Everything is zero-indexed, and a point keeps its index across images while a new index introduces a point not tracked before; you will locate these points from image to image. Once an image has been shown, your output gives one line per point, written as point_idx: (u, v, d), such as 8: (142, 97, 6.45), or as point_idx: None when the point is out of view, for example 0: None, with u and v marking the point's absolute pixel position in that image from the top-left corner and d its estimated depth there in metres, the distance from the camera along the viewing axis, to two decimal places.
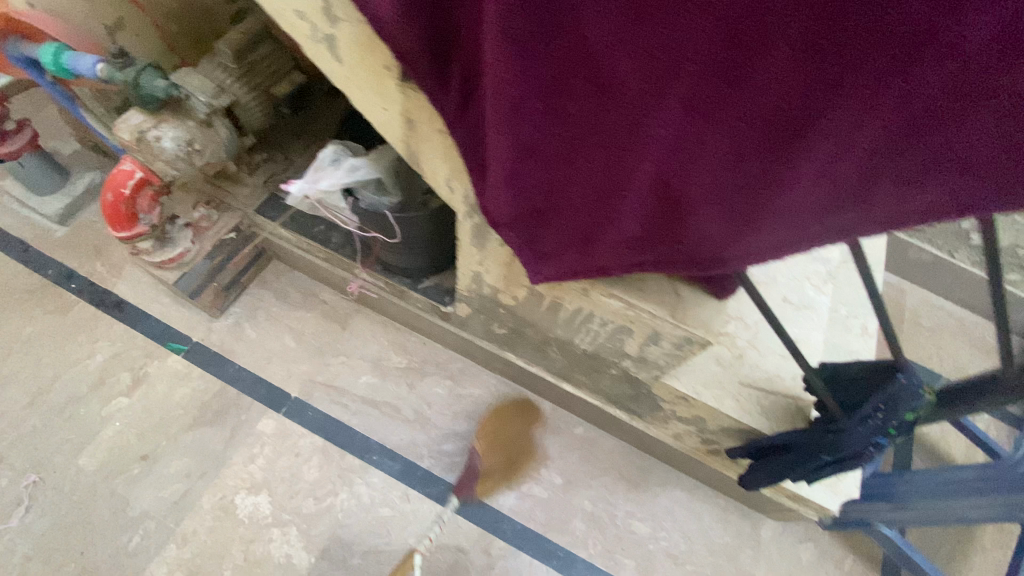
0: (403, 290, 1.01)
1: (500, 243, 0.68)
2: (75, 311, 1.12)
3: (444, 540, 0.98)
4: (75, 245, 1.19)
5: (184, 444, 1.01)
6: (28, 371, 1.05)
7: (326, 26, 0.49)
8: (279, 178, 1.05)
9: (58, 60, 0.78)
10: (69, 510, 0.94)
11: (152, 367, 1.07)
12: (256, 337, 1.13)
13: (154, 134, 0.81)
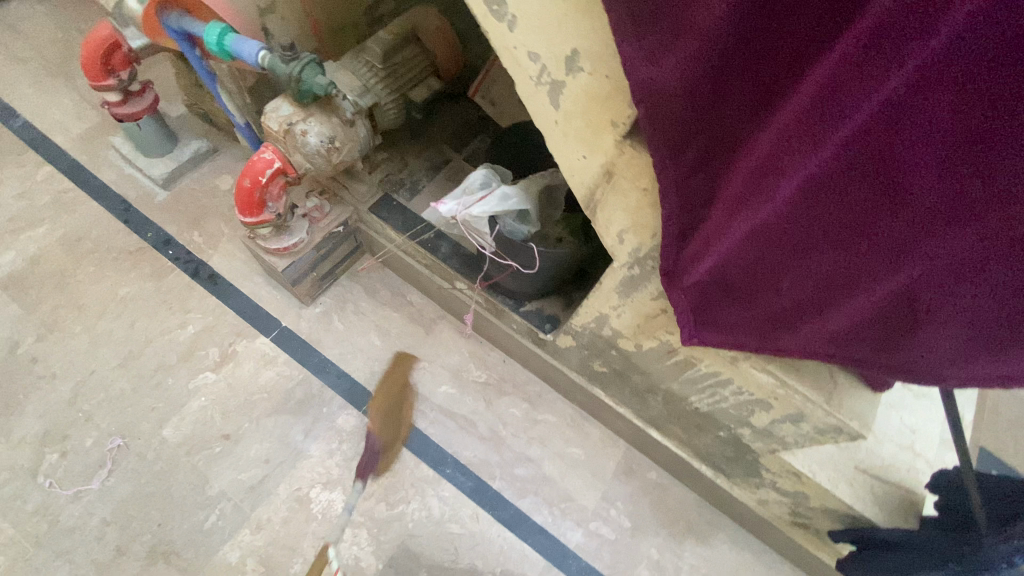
0: (504, 310, 1.00)
1: (653, 298, 0.66)
2: (170, 279, 1.14)
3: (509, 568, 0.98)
4: (176, 210, 1.22)
5: (265, 429, 1.02)
6: (123, 333, 1.08)
7: (560, 73, 0.48)
8: (393, 180, 1.06)
9: (221, 42, 0.79)
10: (153, 478, 0.97)
11: (240, 345, 1.09)
12: (343, 330, 1.14)
13: (301, 127, 0.81)
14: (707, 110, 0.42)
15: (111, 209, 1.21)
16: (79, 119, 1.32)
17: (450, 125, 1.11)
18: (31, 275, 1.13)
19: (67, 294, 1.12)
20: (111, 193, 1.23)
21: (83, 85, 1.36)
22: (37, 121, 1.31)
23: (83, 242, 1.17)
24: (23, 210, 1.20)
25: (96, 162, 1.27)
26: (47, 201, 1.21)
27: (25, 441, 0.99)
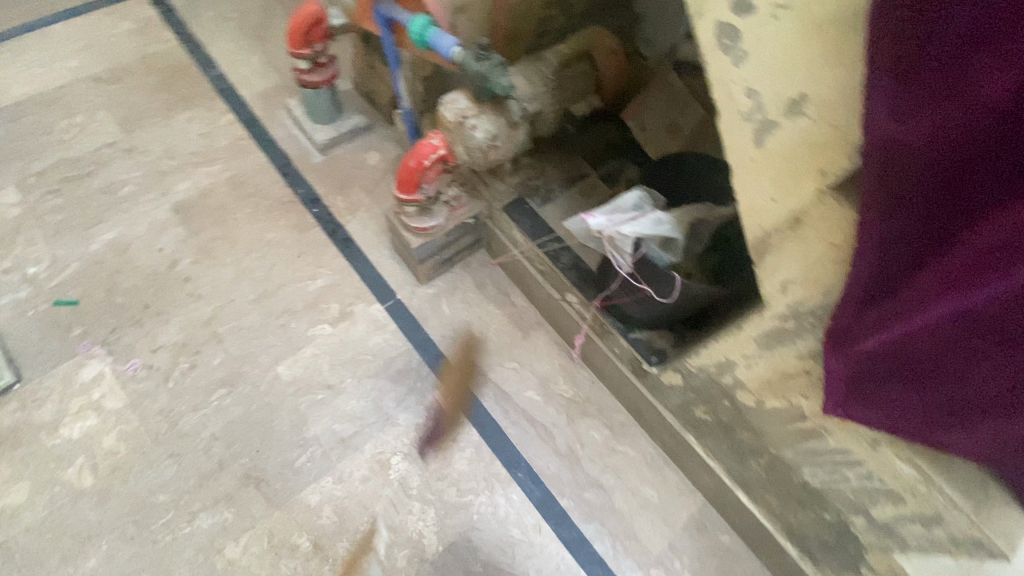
0: (612, 334, 0.99)
1: (798, 357, 0.65)
2: (309, 235, 1.26)
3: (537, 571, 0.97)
4: (327, 174, 1.34)
5: (364, 388, 1.10)
6: (262, 272, 1.20)
7: (776, 114, 0.49)
8: (530, 185, 1.10)
9: (424, 34, 0.87)
10: (260, 408, 1.06)
11: (358, 307, 1.18)
12: (448, 315, 1.19)
13: (472, 122, 0.87)
14: (936, 185, 0.40)
15: (273, 162, 1.35)
16: (262, 79, 1.48)
17: (592, 143, 1.14)
18: (199, 205, 1.28)
19: (223, 228, 1.25)
20: (276, 148, 1.37)
21: (271, 50, 1.53)
22: (228, 74, 1.49)
23: (246, 186, 1.31)
24: (203, 149, 1.36)
25: (269, 119, 1.42)
26: (222, 144, 1.37)
27: (164, 348, 1.11)
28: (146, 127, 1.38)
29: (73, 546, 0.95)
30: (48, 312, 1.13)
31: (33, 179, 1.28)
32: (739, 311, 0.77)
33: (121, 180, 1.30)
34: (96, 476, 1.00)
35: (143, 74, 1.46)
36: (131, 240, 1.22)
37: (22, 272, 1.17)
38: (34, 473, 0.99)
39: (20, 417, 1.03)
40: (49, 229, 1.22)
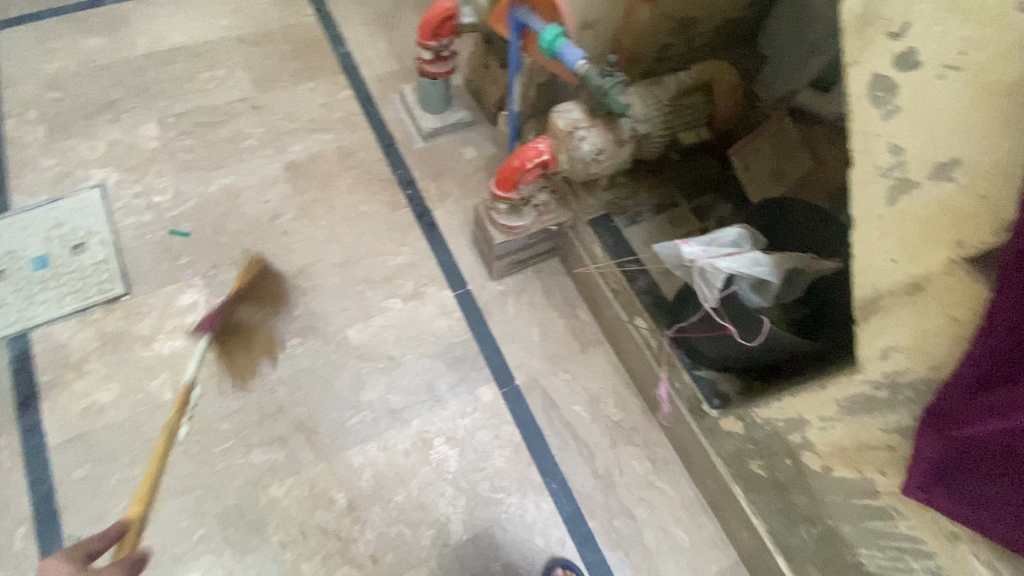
0: (676, 367, 0.98)
1: (881, 431, 0.63)
2: (398, 214, 1.32)
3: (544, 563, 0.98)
4: (425, 161, 1.41)
5: (421, 366, 1.15)
6: (350, 240, 1.28)
7: (919, 175, 0.50)
8: (620, 205, 1.11)
9: (554, 42, 0.90)
10: (326, 365, 1.13)
11: (430, 290, 1.23)
12: (512, 315, 1.22)
13: (581, 134, 0.91)
14: None
15: (379, 140, 1.44)
16: (383, 63, 1.58)
17: (688, 174, 1.15)
18: (307, 168, 1.38)
19: (324, 193, 1.34)
20: (384, 129, 1.46)
21: (396, 38, 1.63)
22: (354, 53, 1.59)
23: (351, 158, 1.40)
24: (320, 117, 1.46)
25: (383, 100, 1.51)
26: (337, 117, 1.47)
27: None
28: (275, 89, 1.50)
29: (143, 451, 1.04)
30: (163, 239, 1.25)
31: (172, 119, 1.42)
32: (823, 370, 0.74)
33: (244, 133, 1.42)
34: (174, 393, 1.09)
35: (280, 41, 1.59)
36: (243, 188, 1.33)
37: (149, 199, 1.30)
38: (124, 378, 1.10)
39: (122, 325, 1.15)
40: (177, 166, 1.35)
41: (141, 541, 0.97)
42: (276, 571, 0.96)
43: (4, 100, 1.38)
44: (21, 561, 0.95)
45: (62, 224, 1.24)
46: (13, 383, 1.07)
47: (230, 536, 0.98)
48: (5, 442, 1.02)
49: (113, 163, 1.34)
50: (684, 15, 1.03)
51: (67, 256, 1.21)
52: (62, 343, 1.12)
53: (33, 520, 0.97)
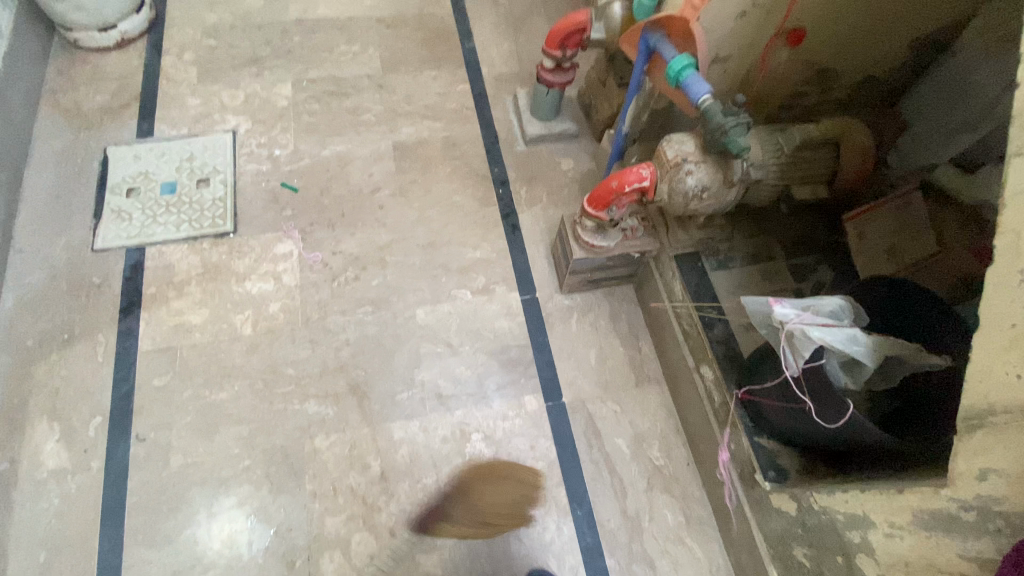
0: (736, 429, 0.93)
1: (959, 555, 0.58)
2: (486, 211, 1.36)
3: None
4: (523, 164, 1.44)
5: (476, 361, 1.18)
6: (436, 226, 1.33)
7: None
8: (712, 245, 1.10)
9: (682, 73, 0.90)
10: (389, 338, 1.19)
11: (500, 289, 1.26)
12: (574, 332, 1.22)
13: (689, 168, 0.92)
14: None
15: (483, 136, 1.48)
16: (504, 63, 1.62)
17: (790, 232, 1.12)
18: (412, 149, 1.45)
19: (423, 176, 1.41)
20: (491, 127, 1.50)
21: (521, 41, 1.67)
22: (479, 50, 1.65)
23: (454, 148, 1.46)
24: (434, 105, 1.53)
25: (496, 99, 1.55)
26: (450, 107, 1.53)
27: (340, 254, 1.28)
28: (400, 71, 1.59)
29: (215, 375, 1.13)
30: (274, 189, 1.36)
31: (305, 83, 1.54)
32: (911, 476, 0.69)
33: (364, 107, 1.51)
34: (252, 330, 1.18)
35: (414, 27, 1.67)
36: (352, 158, 1.42)
37: (270, 151, 1.42)
38: (215, 306, 1.21)
39: (224, 259, 1.26)
40: (300, 125, 1.46)
41: (195, 456, 1.06)
42: (302, 517, 1.02)
43: (172, 41, 1.56)
44: (93, 446, 1.06)
45: (194, 158, 1.39)
46: (125, 288, 1.21)
47: (271, 474, 1.05)
48: (107, 338, 1.16)
49: (248, 113, 1.47)
50: (822, 65, 1.05)
51: (192, 187, 1.34)
52: (171, 263, 1.25)
53: (114, 411, 1.09)
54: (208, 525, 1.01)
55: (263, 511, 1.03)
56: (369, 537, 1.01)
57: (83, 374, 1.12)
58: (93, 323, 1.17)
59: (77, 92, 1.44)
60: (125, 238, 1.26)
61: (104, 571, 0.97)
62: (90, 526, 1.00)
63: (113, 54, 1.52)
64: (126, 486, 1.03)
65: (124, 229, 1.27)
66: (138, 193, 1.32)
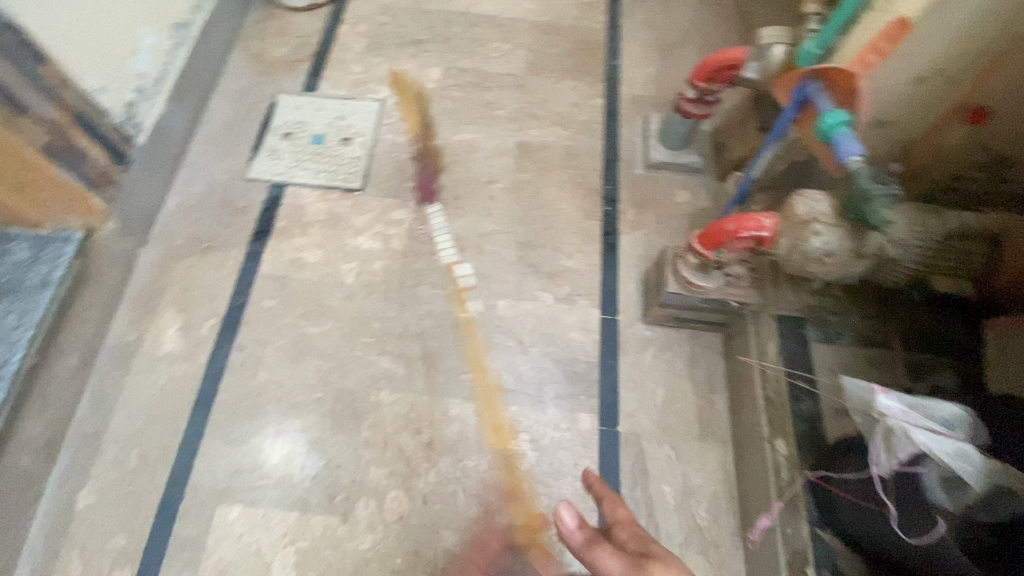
0: (798, 512, 0.91)
1: None
2: (589, 225, 1.38)
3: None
4: (637, 188, 1.44)
5: (542, 366, 1.21)
6: (538, 228, 1.37)
7: None
8: (820, 315, 1.04)
9: (834, 128, 0.85)
10: (467, 320, 1.26)
11: (582, 303, 1.27)
12: (647, 365, 1.20)
13: (817, 228, 0.88)
14: None
15: (605, 152, 1.50)
16: (644, 86, 1.63)
17: (915, 322, 1.01)
18: (533, 150, 1.50)
19: (538, 178, 1.45)
20: (615, 145, 1.52)
21: (666, 68, 1.66)
22: (623, 69, 1.67)
23: (574, 157, 1.49)
24: (565, 114, 1.57)
25: (627, 119, 1.56)
26: (580, 119, 1.56)
27: (444, 232, 1.37)
28: (541, 76, 1.64)
29: (312, 311, 1.26)
30: (404, 160, 1.47)
31: (454, 70, 1.65)
32: None
33: (500, 103, 1.59)
34: (353, 280, 1.30)
35: (566, 37, 1.72)
36: (478, 147, 1.50)
37: (408, 125, 1.54)
38: (328, 251, 1.33)
39: (345, 211, 1.39)
40: (439, 107, 1.57)
41: (278, 375, 1.18)
42: (352, 459, 1.11)
43: (352, 12, 1.74)
44: (202, 342, 1.21)
45: (343, 117, 1.54)
46: (261, 216, 1.37)
47: (336, 411, 1.15)
48: (236, 255, 1.32)
49: (398, 88, 1.61)
50: (1002, 153, 0.94)
51: (336, 143, 1.49)
52: (302, 205, 1.40)
53: (225, 319, 1.24)
54: (272, 440, 1.12)
55: (320, 443, 1.12)
56: (404, 497, 1.08)
57: (210, 279, 1.29)
58: (229, 239, 1.34)
59: (266, 43, 1.65)
60: (271, 173, 1.43)
61: (183, 451, 1.11)
62: (182, 409, 1.14)
63: (303, 15, 1.72)
64: (218, 385, 1.17)
65: (272, 165, 1.45)
66: (292, 138, 1.49)
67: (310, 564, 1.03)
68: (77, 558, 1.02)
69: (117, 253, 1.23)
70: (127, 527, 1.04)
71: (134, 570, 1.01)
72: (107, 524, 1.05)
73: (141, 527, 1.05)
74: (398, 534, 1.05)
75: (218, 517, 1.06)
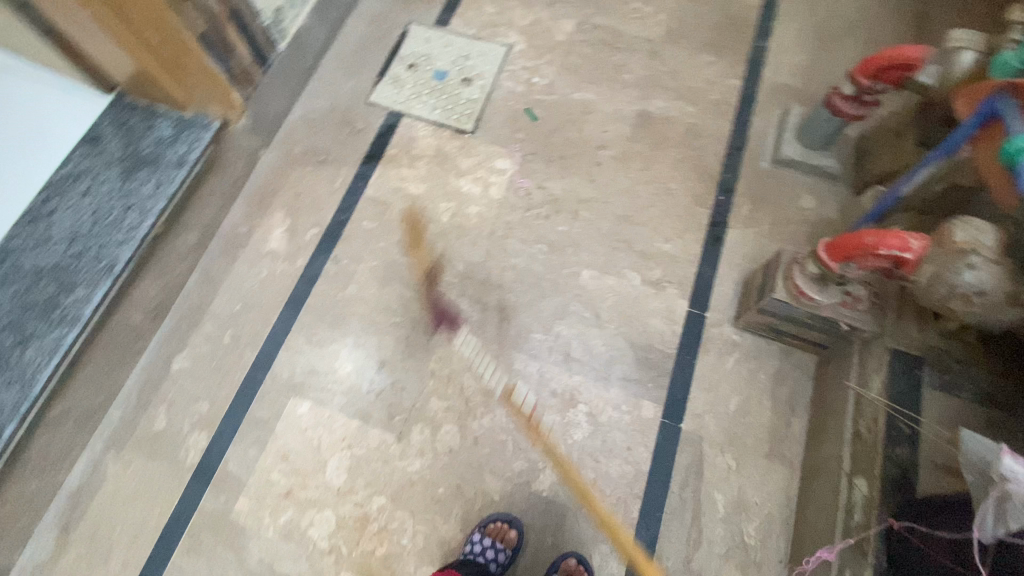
0: (863, 559, 0.87)
1: None
2: (696, 213, 1.30)
3: (578, 562, 1.02)
4: (758, 184, 1.34)
5: (616, 345, 1.17)
6: (642, 204, 1.31)
7: None
8: (941, 359, 0.93)
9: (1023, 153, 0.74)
10: (548, 282, 1.24)
11: (672, 291, 1.22)
12: (727, 369, 1.14)
13: (972, 262, 0.77)
14: None
15: (730, 140, 1.39)
16: (791, 76, 1.48)
17: None
18: (654, 123, 1.42)
19: (652, 154, 1.38)
20: (742, 134, 1.40)
21: (821, 60, 1.50)
22: (771, 51, 1.51)
23: (695, 139, 1.39)
24: (696, 91, 1.46)
25: (763, 108, 1.43)
26: (711, 99, 1.45)
27: (543, 190, 1.34)
28: (680, 45, 1.53)
29: (406, 241, 1.30)
30: (519, 110, 1.44)
31: (588, 25, 1.57)
32: None
33: (629, 67, 1.50)
34: (448, 220, 1.32)
35: (715, 7, 1.58)
36: (596, 110, 1.44)
37: (531, 75, 1.49)
38: (431, 187, 1.36)
39: (454, 151, 1.40)
40: (565, 62, 1.51)
41: (364, 295, 1.24)
42: (416, 388, 1.15)
43: None
44: (304, 248, 1.29)
45: (469, 56, 1.52)
46: (376, 141, 1.41)
47: (408, 341, 1.20)
48: (347, 173, 1.37)
49: (528, 35, 1.55)
50: None
51: (458, 81, 1.48)
52: (414, 137, 1.42)
53: (327, 231, 1.31)
54: (348, 351, 1.19)
55: (389, 365, 1.18)
56: (456, 434, 1.12)
57: (319, 190, 1.35)
58: (343, 156, 1.39)
59: None
60: (392, 101, 1.46)
61: (270, 342, 1.20)
62: (276, 305, 1.23)
63: None
64: (309, 291, 1.25)
65: (394, 93, 1.47)
66: (416, 70, 1.50)
67: (361, 472, 1.09)
68: (165, 411, 1.13)
69: (244, 150, 1.31)
70: (210, 396, 1.15)
71: (211, 435, 1.12)
72: (194, 389, 1.15)
73: (223, 399, 1.15)
74: (445, 467, 1.10)
75: (289, 408, 1.14)
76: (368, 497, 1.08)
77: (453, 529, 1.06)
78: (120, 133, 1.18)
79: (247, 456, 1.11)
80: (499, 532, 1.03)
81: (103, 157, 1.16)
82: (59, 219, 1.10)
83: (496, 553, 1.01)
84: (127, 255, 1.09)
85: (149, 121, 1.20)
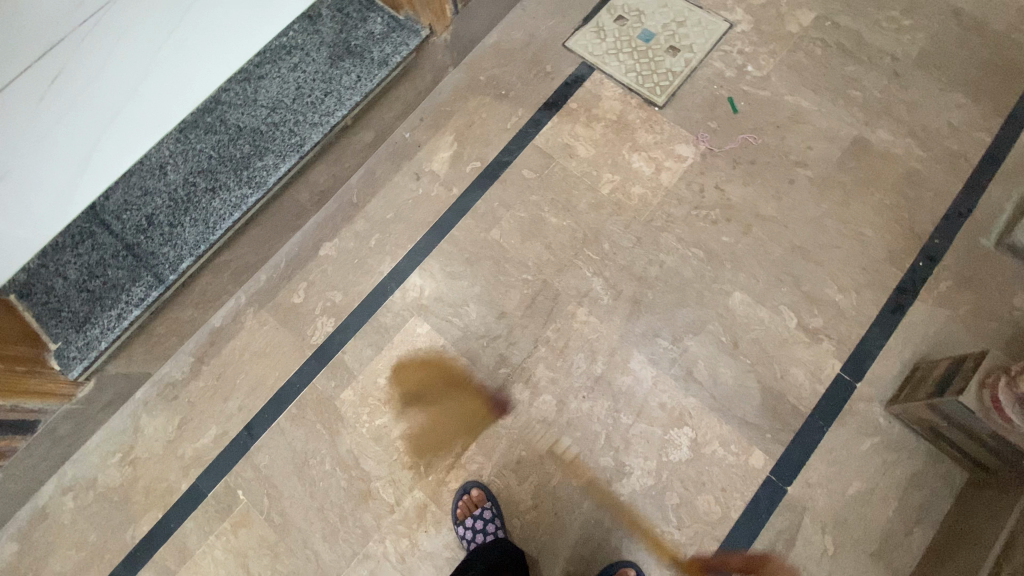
0: None
1: None
2: (884, 272, 1.15)
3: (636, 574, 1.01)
4: (970, 263, 1.14)
5: (744, 381, 1.09)
6: (823, 243, 1.18)
7: None
8: None
9: None
10: (693, 290, 1.16)
11: (825, 346, 1.11)
12: (858, 450, 1.04)
13: None
14: None
15: (955, 202, 1.19)
16: None
17: None
18: (869, 157, 1.24)
19: (855, 190, 1.21)
20: (974, 198, 1.19)
21: None
22: None
23: (912, 190, 1.21)
24: (934, 132, 1.25)
25: (1011, 176, 1.20)
26: (949, 147, 1.23)
27: (719, 192, 1.23)
28: (933, 73, 1.29)
29: (561, 201, 1.26)
30: (719, 98, 1.31)
31: (829, 22, 1.36)
32: None
33: (862, 83, 1.30)
34: (608, 192, 1.26)
35: (995, 37, 1.31)
36: (807, 121, 1.28)
37: (745, 62, 1.34)
38: (601, 154, 1.29)
39: (636, 123, 1.31)
40: (788, 60, 1.33)
41: (505, 242, 1.23)
42: (528, 351, 1.15)
43: None
44: (462, 177, 1.28)
45: (683, 23, 1.38)
46: (560, 89, 1.35)
47: (534, 301, 1.18)
48: (523, 113, 1.33)
49: (756, 16, 1.38)
50: None
51: (663, 49, 1.36)
52: (599, 96, 1.34)
53: (488, 167, 1.29)
54: (475, 291, 1.20)
55: (509, 317, 1.18)
56: (553, 407, 1.11)
57: (492, 123, 1.32)
58: (523, 96, 1.34)
59: None
60: (588, 52, 1.37)
61: (408, 257, 1.23)
62: (423, 224, 1.25)
63: None
64: (457, 220, 1.25)
65: (593, 43, 1.38)
66: (624, 24, 1.39)
67: (456, 407, 1.13)
68: (304, 288, 1.22)
69: (436, 63, 1.30)
70: (345, 288, 1.21)
71: (337, 323, 1.19)
72: (333, 277, 1.22)
73: (354, 295, 1.21)
74: (533, 433, 1.10)
75: (409, 325, 1.19)
76: (457, 432, 1.11)
77: (525, 493, 1.08)
78: (337, 19, 1.23)
79: (361, 354, 1.17)
80: (468, 505, 1.06)
81: (317, 38, 1.22)
82: (268, 85, 1.18)
83: (483, 514, 1.03)
84: (315, 138, 1.16)
85: (365, 14, 1.23)
